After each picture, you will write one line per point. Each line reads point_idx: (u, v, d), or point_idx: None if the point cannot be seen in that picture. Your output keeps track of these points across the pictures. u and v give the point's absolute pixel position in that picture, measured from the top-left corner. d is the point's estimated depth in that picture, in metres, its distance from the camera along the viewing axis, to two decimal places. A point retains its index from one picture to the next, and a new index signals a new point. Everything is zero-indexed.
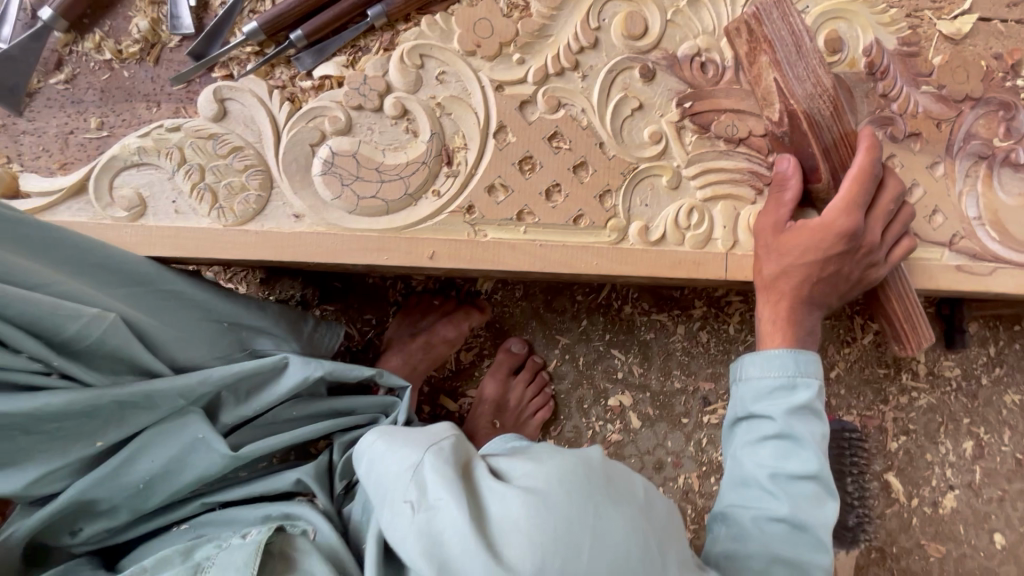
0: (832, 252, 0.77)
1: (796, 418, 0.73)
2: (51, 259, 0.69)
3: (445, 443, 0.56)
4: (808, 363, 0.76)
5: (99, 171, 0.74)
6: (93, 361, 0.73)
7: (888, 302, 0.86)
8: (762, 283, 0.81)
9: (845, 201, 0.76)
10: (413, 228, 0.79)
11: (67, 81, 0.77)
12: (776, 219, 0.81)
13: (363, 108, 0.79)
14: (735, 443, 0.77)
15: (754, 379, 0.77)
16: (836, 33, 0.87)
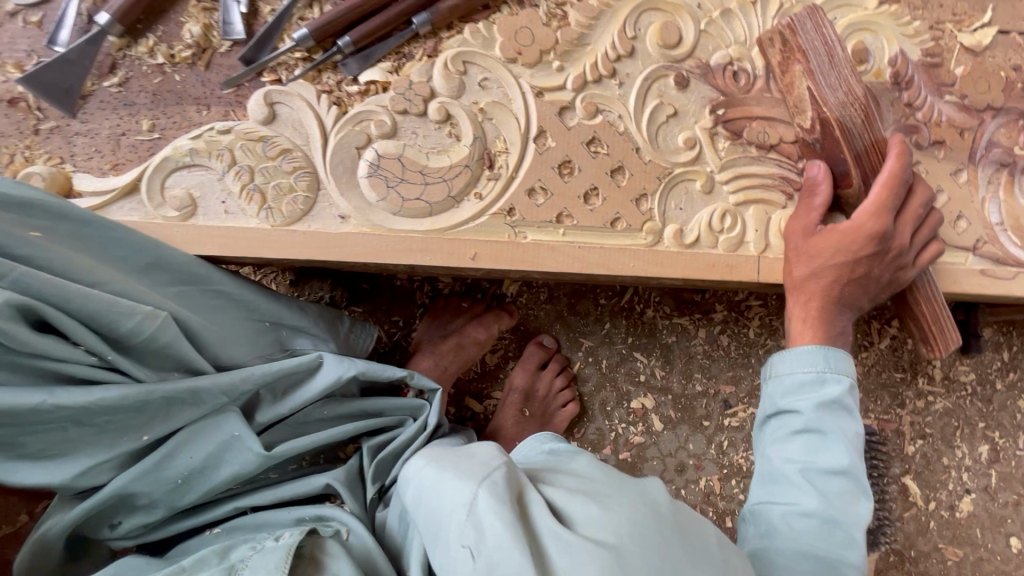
0: (863, 254, 0.79)
1: (826, 413, 0.74)
2: (111, 258, 0.73)
3: (498, 475, 0.55)
4: (837, 359, 0.77)
5: (152, 172, 0.76)
6: (143, 358, 0.74)
7: (916, 305, 0.88)
8: (792, 283, 0.83)
9: (875, 204, 0.78)
10: (455, 229, 0.81)
11: (120, 84, 0.78)
12: (807, 222, 0.82)
13: (408, 113, 0.81)
14: (764, 439, 0.79)
15: (783, 375, 0.78)
16: (862, 44, 0.90)
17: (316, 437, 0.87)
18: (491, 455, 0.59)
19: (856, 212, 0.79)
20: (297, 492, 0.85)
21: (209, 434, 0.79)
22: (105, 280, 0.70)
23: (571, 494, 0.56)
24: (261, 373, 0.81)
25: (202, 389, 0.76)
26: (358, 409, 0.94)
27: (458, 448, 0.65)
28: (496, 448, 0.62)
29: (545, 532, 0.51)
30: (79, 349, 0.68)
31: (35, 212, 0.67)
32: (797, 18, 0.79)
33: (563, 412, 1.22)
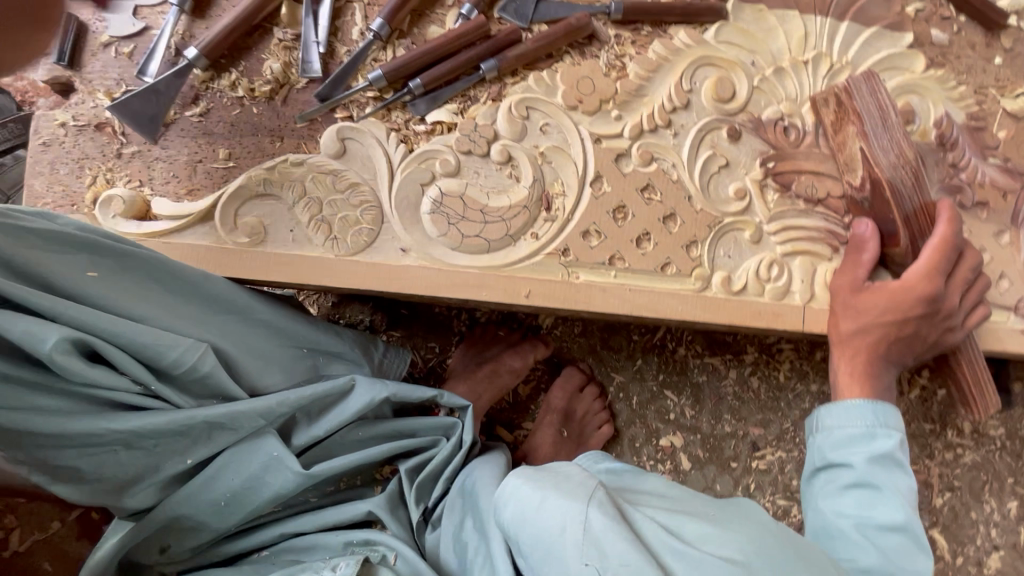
0: (911, 314, 0.82)
1: (878, 467, 0.75)
2: (160, 288, 0.75)
3: (601, 494, 0.64)
4: (886, 413, 0.79)
5: (226, 200, 0.79)
6: (185, 386, 0.76)
7: (958, 366, 0.89)
8: (839, 338, 0.85)
9: (926, 266, 0.81)
10: (511, 267, 0.83)
11: (201, 114, 0.82)
12: (854, 278, 0.84)
13: (472, 153, 0.84)
14: (815, 492, 0.80)
15: (831, 429, 0.80)
16: (909, 106, 0.93)
17: (350, 457, 0.88)
18: (584, 478, 0.68)
19: (906, 273, 0.82)
20: (339, 517, 0.85)
21: (249, 455, 0.80)
22: (151, 316, 0.72)
23: (664, 511, 0.67)
24: (302, 394, 0.83)
25: (241, 413, 0.77)
26: (390, 429, 0.93)
27: (541, 467, 0.72)
28: (581, 470, 0.71)
29: (658, 543, 0.61)
30: (126, 379, 0.71)
31: (93, 249, 0.70)
32: (853, 82, 0.85)
33: (599, 432, 1.23)
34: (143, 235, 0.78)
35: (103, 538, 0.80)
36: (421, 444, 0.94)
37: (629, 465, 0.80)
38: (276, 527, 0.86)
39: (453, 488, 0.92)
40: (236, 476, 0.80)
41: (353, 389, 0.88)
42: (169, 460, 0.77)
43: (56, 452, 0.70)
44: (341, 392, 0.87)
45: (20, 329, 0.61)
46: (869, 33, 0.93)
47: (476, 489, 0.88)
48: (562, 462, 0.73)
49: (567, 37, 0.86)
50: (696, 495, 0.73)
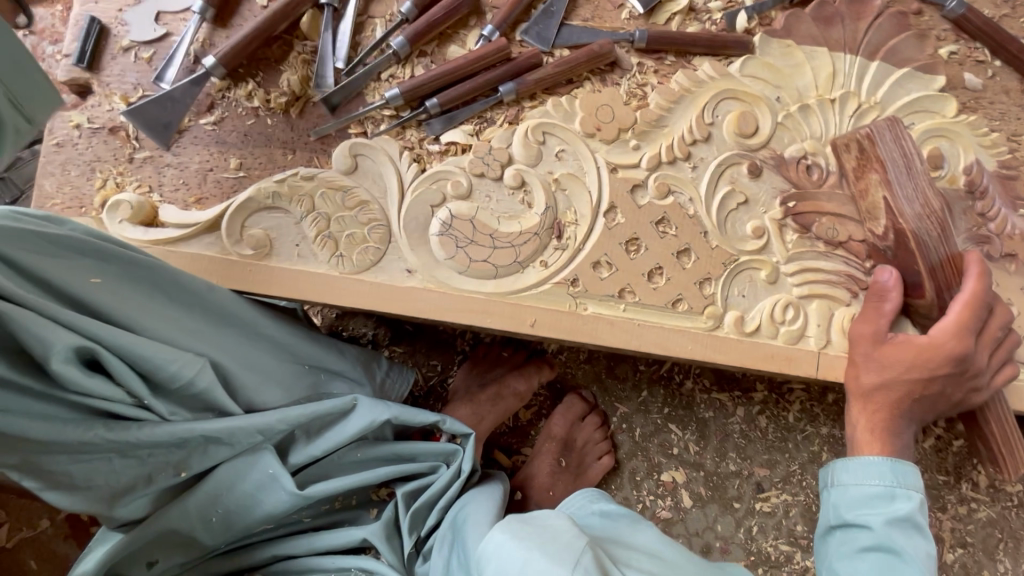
0: (938, 372, 0.78)
1: (896, 529, 0.72)
2: (167, 299, 0.73)
3: (587, 561, 0.61)
4: (906, 473, 0.76)
5: (234, 211, 0.78)
6: (179, 400, 0.74)
7: (986, 423, 0.86)
8: (859, 391, 0.81)
9: (954, 323, 0.78)
10: (518, 294, 0.81)
11: (215, 122, 0.82)
12: (876, 328, 0.81)
13: (484, 176, 0.83)
14: (830, 552, 0.76)
15: (847, 484, 0.77)
16: (938, 151, 0.90)
17: (346, 480, 0.85)
18: (572, 537, 0.64)
19: (934, 330, 0.79)
20: (333, 543, 0.86)
21: (246, 473, 0.79)
22: (154, 327, 0.71)
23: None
24: (301, 412, 0.80)
25: (239, 430, 0.76)
26: (390, 452, 0.91)
27: (526, 518, 0.70)
28: (571, 525, 0.67)
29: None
30: (120, 391, 0.68)
31: (102, 257, 0.67)
32: (877, 127, 0.83)
33: (599, 464, 1.20)
34: (148, 241, 0.77)
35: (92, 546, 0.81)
36: (420, 471, 0.91)
37: (622, 510, 0.83)
38: (270, 548, 0.86)
39: (445, 519, 0.87)
40: (232, 494, 0.79)
41: (354, 409, 0.85)
42: (160, 473, 0.75)
43: (47, 458, 0.67)
44: (341, 412, 0.85)
45: (26, 329, 0.58)
46: (900, 74, 0.90)
47: (464, 521, 0.82)
48: (552, 512, 0.70)
49: (589, 63, 0.84)
50: (689, 554, 0.73)
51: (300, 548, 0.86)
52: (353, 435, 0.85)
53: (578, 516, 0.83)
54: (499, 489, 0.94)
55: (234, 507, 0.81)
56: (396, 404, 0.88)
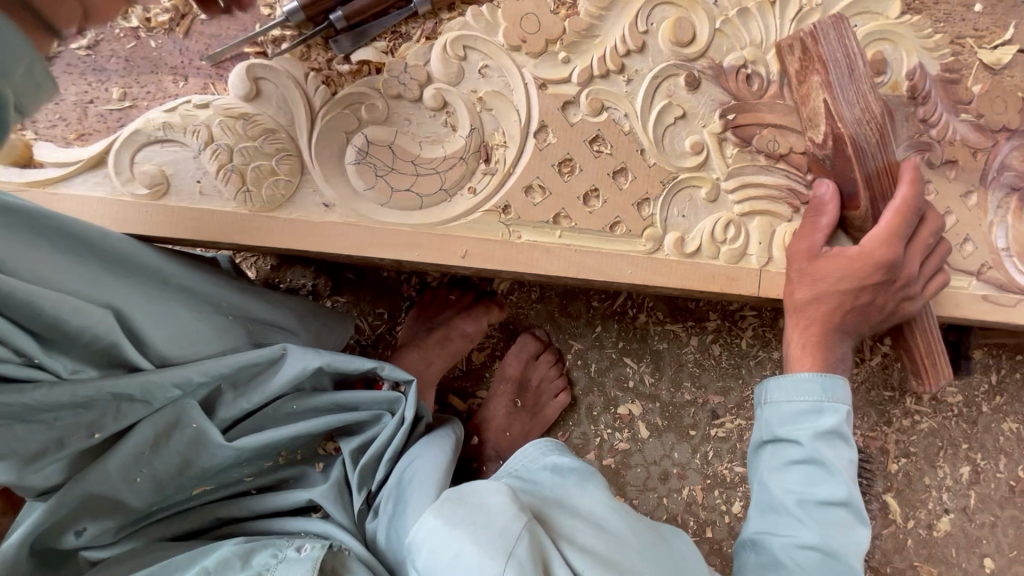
0: (869, 282, 0.76)
1: (825, 440, 0.73)
2: (49, 244, 0.65)
3: (522, 553, 0.55)
4: (838, 386, 0.75)
5: (120, 145, 0.71)
6: (81, 356, 0.66)
7: (911, 333, 0.86)
8: (795, 307, 0.80)
9: (886, 231, 0.76)
10: (447, 224, 0.77)
11: (89, 47, 0.73)
12: (811, 242, 0.79)
13: (401, 98, 0.76)
14: (760, 464, 0.78)
15: (780, 400, 0.77)
16: (880, 55, 0.87)
17: (282, 432, 0.80)
18: (509, 522, 0.57)
19: (866, 238, 0.77)
20: (281, 504, 0.83)
21: (170, 430, 0.73)
22: (38, 275, 0.62)
23: (590, 559, 0.59)
24: (222, 360, 0.75)
25: (155, 386, 0.70)
26: (331, 402, 0.86)
27: (463, 493, 0.61)
28: (511, 502, 0.60)
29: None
30: (5, 349, 0.60)
31: None
32: (821, 27, 0.76)
33: (555, 402, 1.19)
34: (23, 184, 0.69)
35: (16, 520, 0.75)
36: (365, 419, 0.88)
37: (575, 461, 0.74)
38: (213, 510, 0.82)
39: (394, 473, 0.86)
40: (157, 453, 0.74)
41: (284, 358, 0.80)
42: (73, 436, 0.68)
43: None
44: (270, 362, 0.79)
45: None
46: None
47: (412, 480, 0.83)
48: (492, 483, 0.62)
49: None
50: (636, 523, 0.68)
51: (246, 511, 0.83)
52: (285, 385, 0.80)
53: (526, 468, 0.74)
54: (447, 439, 0.93)
55: (164, 470, 0.75)
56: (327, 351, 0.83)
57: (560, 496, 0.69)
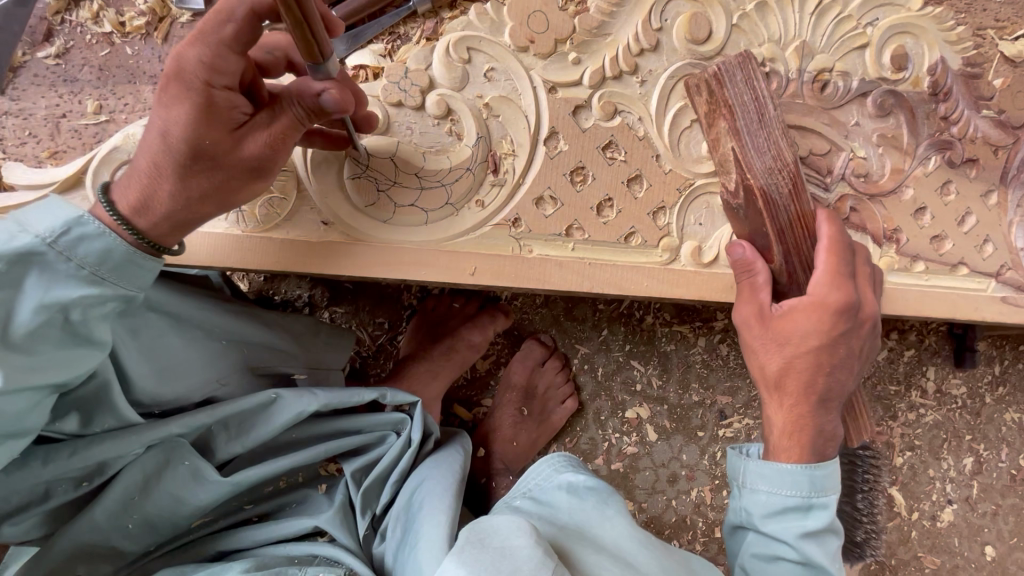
0: (835, 333, 0.67)
1: (815, 540, 0.66)
2: None
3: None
4: (827, 475, 0.68)
5: (98, 164, 0.64)
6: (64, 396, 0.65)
7: None
8: (778, 383, 0.69)
9: (828, 272, 0.68)
10: (454, 240, 0.72)
11: (59, 55, 0.67)
12: (757, 307, 0.70)
13: (403, 105, 0.71)
14: (742, 553, 0.71)
15: (762, 490, 0.69)
16: (903, 49, 0.83)
17: (279, 465, 0.77)
18: (535, 569, 0.53)
19: (812, 287, 0.68)
20: (285, 534, 0.79)
21: (162, 470, 0.71)
22: None
23: None
24: (218, 412, 0.73)
25: (144, 434, 0.68)
26: (331, 428, 0.85)
27: (481, 538, 0.57)
28: (537, 547, 0.56)
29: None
30: None
31: None
32: (727, 65, 0.70)
33: (562, 408, 1.16)
34: None
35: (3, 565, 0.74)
36: (368, 441, 0.86)
37: (591, 480, 0.70)
38: (214, 544, 0.78)
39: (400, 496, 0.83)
40: (148, 495, 0.71)
41: (277, 402, 0.77)
42: (62, 483, 0.68)
43: None
44: (260, 408, 0.76)
45: None
46: None
47: (419, 506, 0.78)
48: (513, 522, 0.58)
49: None
50: (660, 557, 0.64)
51: (248, 540, 0.78)
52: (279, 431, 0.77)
53: (541, 488, 0.71)
54: (455, 457, 0.89)
55: (156, 511, 0.72)
56: (324, 391, 0.80)
57: (581, 525, 0.65)
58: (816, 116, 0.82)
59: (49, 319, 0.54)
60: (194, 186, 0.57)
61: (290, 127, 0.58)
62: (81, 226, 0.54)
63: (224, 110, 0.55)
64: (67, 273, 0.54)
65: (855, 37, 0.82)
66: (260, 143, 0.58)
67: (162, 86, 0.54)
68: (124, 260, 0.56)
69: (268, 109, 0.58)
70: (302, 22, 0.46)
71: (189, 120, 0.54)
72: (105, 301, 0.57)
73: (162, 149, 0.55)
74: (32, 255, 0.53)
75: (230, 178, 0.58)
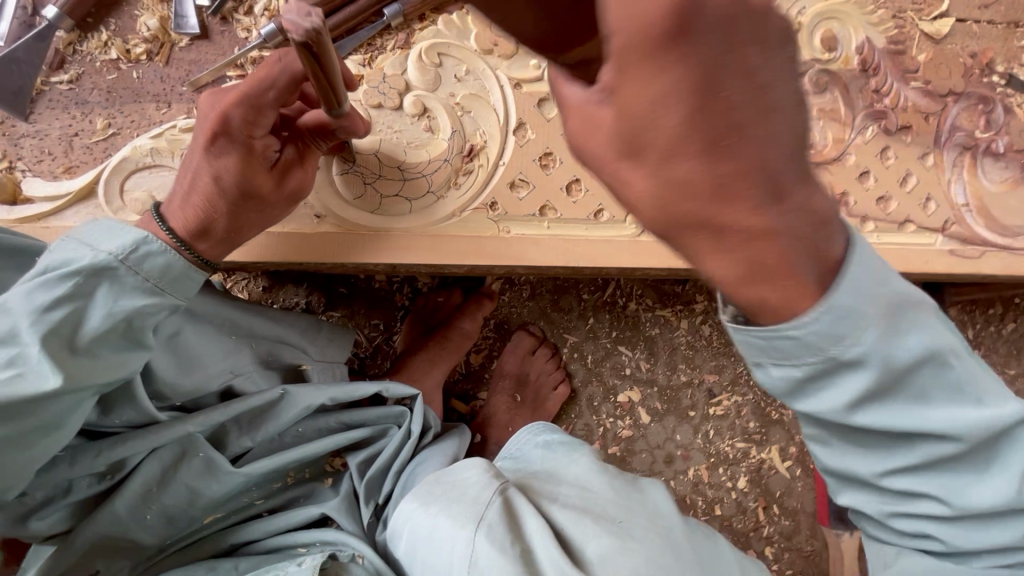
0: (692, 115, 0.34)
1: (883, 398, 0.47)
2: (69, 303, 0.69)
3: (492, 515, 0.61)
4: (873, 277, 0.42)
5: (109, 173, 0.71)
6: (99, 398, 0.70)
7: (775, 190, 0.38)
8: (681, 215, 0.36)
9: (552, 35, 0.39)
10: (437, 225, 0.79)
11: (71, 81, 0.75)
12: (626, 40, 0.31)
13: (383, 107, 0.79)
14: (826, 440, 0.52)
15: (789, 370, 0.44)
16: (830, 33, 0.93)
17: (288, 456, 0.81)
18: (479, 490, 0.65)
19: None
20: (292, 524, 0.82)
21: (177, 464, 0.75)
22: None
23: (572, 514, 0.63)
24: (226, 413, 0.76)
25: (164, 434, 0.73)
26: (336, 422, 0.88)
27: (438, 477, 0.70)
28: (483, 475, 0.67)
29: (550, 567, 0.58)
30: None
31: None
32: None
33: (555, 394, 1.21)
34: (17, 220, 0.70)
35: (25, 568, 0.78)
36: (371, 434, 0.89)
37: (562, 435, 0.76)
38: (228, 537, 0.81)
39: (401, 483, 0.86)
40: (164, 488, 0.75)
41: (285, 398, 0.81)
42: (82, 481, 0.72)
43: None
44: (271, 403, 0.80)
45: None
46: None
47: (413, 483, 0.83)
48: (469, 461, 0.70)
49: None
50: (638, 499, 0.66)
51: (259, 531, 0.81)
52: (290, 424, 0.82)
53: (521, 451, 0.79)
54: (453, 445, 0.94)
55: (174, 505, 0.76)
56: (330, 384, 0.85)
57: (550, 469, 0.71)
58: None
59: (115, 326, 0.60)
60: (242, 217, 0.67)
61: (313, 158, 0.72)
62: (147, 244, 0.61)
63: (263, 155, 0.65)
64: (134, 285, 0.60)
65: None
66: (295, 177, 0.69)
67: (206, 138, 0.62)
68: (180, 274, 0.63)
69: (293, 146, 0.70)
70: (327, 84, 0.54)
71: (241, 168, 0.63)
72: (164, 311, 0.63)
73: (215, 190, 0.64)
74: (104, 269, 0.59)
75: (273, 208, 0.69)
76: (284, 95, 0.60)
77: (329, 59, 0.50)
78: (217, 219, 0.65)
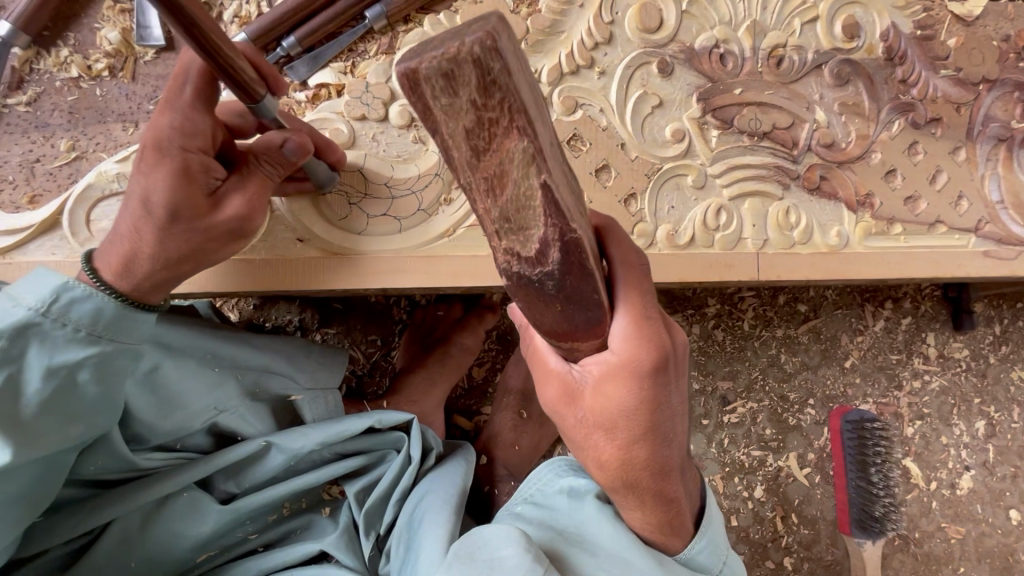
0: (645, 429, 0.53)
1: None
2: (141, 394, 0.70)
3: None
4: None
5: (73, 204, 0.66)
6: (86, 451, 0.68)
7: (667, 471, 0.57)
8: (626, 474, 0.57)
9: (629, 320, 0.49)
10: (430, 244, 0.73)
11: (29, 102, 0.70)
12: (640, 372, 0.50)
13: (366, 119, 0.73)
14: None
15: None
16: (853, 19, 0.85)
17: (280, 490, 0.78)
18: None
19: (616, 344, 0.50)
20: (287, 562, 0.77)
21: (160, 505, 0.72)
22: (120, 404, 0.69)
23: None
24: (212, 465, 0.73)
25: (144, 486, 0.70)
26: (329, 453, 0.83)
27: (470, 546, 0.62)
28: (524, 548, 0.59)
29: None
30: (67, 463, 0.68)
31: None
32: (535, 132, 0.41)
33: None
34: None
35: None
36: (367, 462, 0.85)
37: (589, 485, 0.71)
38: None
39: (402, 513, 0.81)
40: (147, 532, 0.71)
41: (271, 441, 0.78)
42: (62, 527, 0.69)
43: None
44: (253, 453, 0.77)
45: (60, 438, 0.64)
46: None
47: (420, 517, 0.78)
48: (504, 531, 0.61)
49: None
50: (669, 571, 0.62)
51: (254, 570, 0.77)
52: (276, 462, 0.78)
53: (541, 492, 0.72)
54: (458, 469, 0.88)
55: (159, 548, 0.73)
56: (318, 424, 0.81)
57: (579, 528, 0.66)
58: (776, 91, 0.84)
59: (58, 385, 0.56)
60: (177, 249, 0.58)
61: (261, 186, 0.63)
62: (69, 290, 0.55)
63: (205, 169, 0.58)
64: (66, 337, 0.56)
65: (805, 11, 0.84)
66: (239, 203, 0.61)
67: (142, 157, 0.57)
68: (113, 318, 0.57)
69: (237, 172, 0.62)
70: (204, 45, 0.48)
71: (172, 184, 0.56)
72: (108, 360, 0.59)
73: (145, 214, 0.56)
74: (28, 326, 0.54)
75: (210, 240, 0.60)
76: (202, 87, 0.56)
77: (198, 15, 0.46)
78: (162, 251, 0.57)
